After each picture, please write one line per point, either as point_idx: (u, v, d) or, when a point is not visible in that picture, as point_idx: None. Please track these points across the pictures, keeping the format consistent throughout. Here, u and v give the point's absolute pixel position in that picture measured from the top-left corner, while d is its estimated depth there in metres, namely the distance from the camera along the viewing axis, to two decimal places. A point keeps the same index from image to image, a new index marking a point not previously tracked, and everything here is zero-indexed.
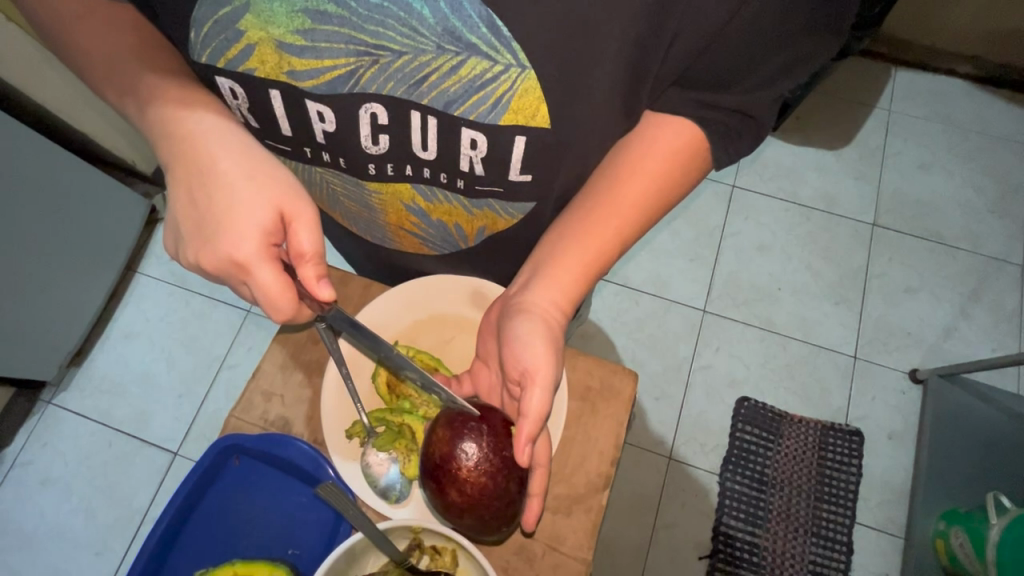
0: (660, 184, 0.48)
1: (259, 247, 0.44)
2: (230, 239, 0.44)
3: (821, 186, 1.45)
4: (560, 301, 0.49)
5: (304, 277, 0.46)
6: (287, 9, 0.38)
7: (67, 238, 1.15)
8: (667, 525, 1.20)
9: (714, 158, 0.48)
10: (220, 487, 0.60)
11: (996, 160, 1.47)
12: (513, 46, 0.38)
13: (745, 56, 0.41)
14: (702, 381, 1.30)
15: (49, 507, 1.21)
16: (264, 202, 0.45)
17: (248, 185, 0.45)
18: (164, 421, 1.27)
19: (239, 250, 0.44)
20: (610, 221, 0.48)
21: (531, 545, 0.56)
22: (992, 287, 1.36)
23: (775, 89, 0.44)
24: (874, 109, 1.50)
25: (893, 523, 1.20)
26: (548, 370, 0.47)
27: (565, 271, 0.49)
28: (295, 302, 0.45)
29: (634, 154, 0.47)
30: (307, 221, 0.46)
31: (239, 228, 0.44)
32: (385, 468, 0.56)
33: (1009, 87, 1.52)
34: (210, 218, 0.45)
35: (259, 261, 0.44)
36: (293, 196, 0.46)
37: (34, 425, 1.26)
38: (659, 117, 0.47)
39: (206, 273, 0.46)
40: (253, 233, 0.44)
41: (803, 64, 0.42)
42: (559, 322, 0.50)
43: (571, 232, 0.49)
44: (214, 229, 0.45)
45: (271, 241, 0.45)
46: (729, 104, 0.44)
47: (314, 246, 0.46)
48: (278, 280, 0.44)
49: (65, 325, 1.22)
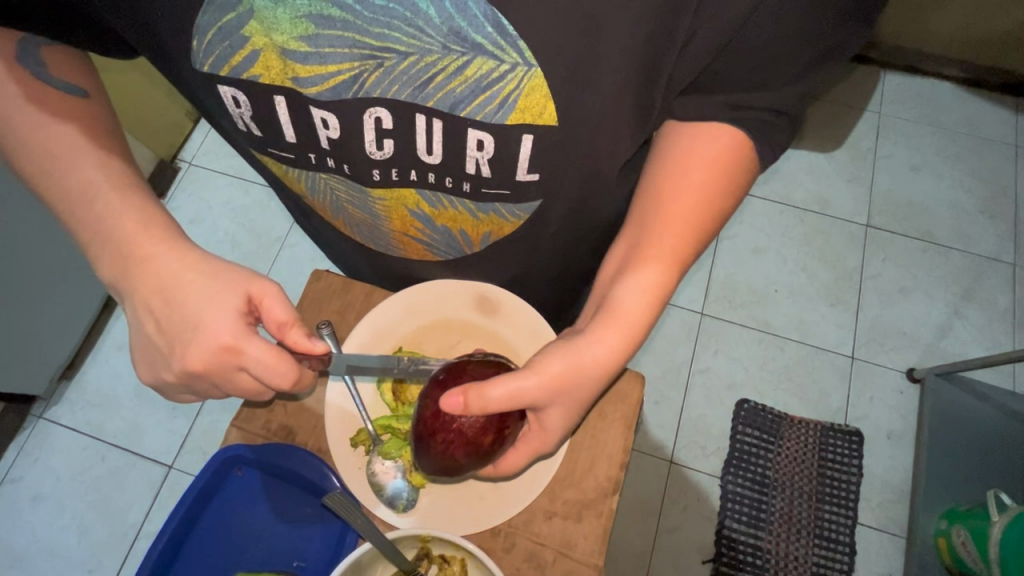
0: (722, 179, 0.46)
1: (242, 325, 0.44)
2: (209, 332, 0.44)
3: (815, 189, 1.46)
4: (603, 354, 0.45)
5: (292, 342, 0.46)
6: (291, 15, 0.37)
7: (57, 250, 1.14)
8: (670, 529, 1.19)
9: (759, 157, 0.46)
10: (224, 498, 0.59)
11: (985, 161, 1.49)
12: (519, 45, 0.38)
13: (774, 53, 0.41)
14: (701, 384, 1.30)
15: (39, 524, 1.19)
16: (231, 289, 0.45)
17: (213, 282, 0.45)
18: (158, 434, 1.25)
19: (223, 334, 0.44)
20: (674, 229, 0.46)
21: (541, 552, 0.55)
22: (986, 287, 1.38)
23: (805, 81, 0.43)
24: (864, 112, 1.52)
25: (895, 524, 1.20)
26: (541, 390, 0.44)
27: (625, 312, 0.45)
28: (293, 364, 0.46)
29: (672, 171, 0.46)
30: (275, 294, 0.47)
31: (216, 316, 0.44)
32: (391, 477, 0.56)
33: (996, 90, 1.55)
34: (177, 324, 0.44)
35: (246, 338, 0.44)
36: (254, 278, 0.47)
37: (25, 440, 1.24)
38: (690, 127, 0.46)
39: (193, 375, 0.44)
40: (232, 315, 0.44)
41: (833, 55, 0.42)
42: (590, 377, 0.45)
43: (632, 253, 0.47)
44: (186, 329, 0.44)
45: (248, 320, 0.45)
46: (764, 103, 0.44)
47: (290, 313, 0.47)
48: (271, 349, 0.45)
49: (55, 338, 1.20)
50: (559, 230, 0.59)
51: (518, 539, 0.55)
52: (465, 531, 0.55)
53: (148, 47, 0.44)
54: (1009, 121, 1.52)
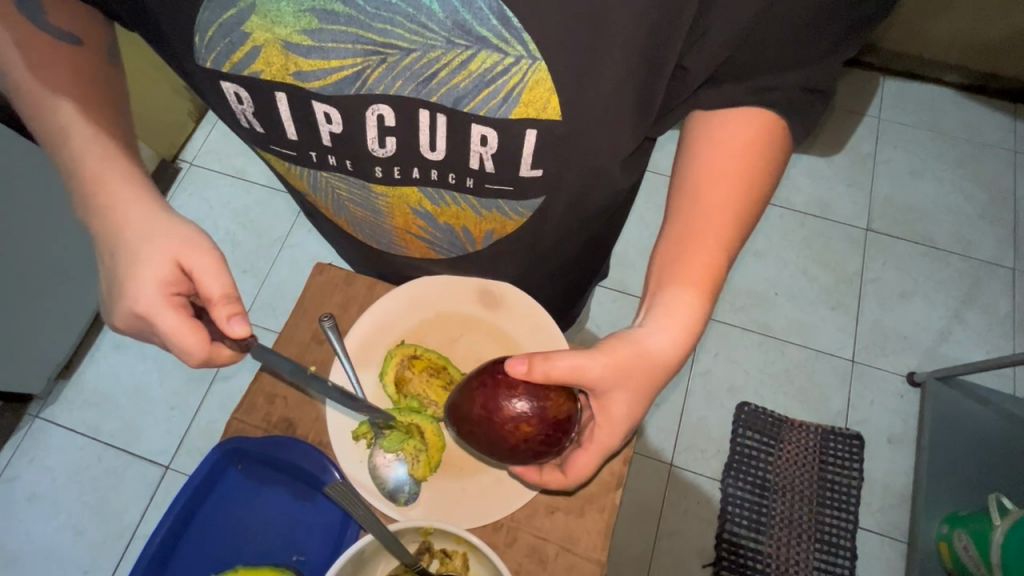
0: (752, 181, 0.46)
1: (160, 295, 0.45)
2: (131, 294, 0.45)
3: (815, 193, 1.46)
4: (665, 347, 0.45)
5: (214, 318, 0.46)
6: (294, 9, 0.38)
7: (55, 249, 1.14)
8: (669, 533, 1.19)
9: (792, 135, 0.46)
10: (222, 492, 0.58)
11: (984, 166, 1.49)
12: (523, 38, 0.38)
13: (802, 32, 0.40)
14: (701, 387, 1.30)
15: (34, 524, 1.18)
16: (159, 253, 0.46)
17: (149, 242, 0.46)
18: (155, 433, 1.24)
19: (142, 300, 0.45)
20: (716, 233, 0.46)
21: (543, 547, 0.55)
22: (985, 291, 1.38)
23: (834, 56, 0.43)
24: (863, 117, 1.53)
25: (895, 528, 1.20)
26: (600, 369, 0.45)
27: (683, 307, 0.45)
28: (203, 341, 0.45)
29: (704, 164, 0.46)
30: (207, 267, 0.47)
31: (140, 280, 0.45)
32: (391, 468, 0.55)
33: (994, 96, 1.55)
34: (117, 279, 0.47)
35: (161, 309, 0.45)
36: (192, 244, 0.47)
37: (20, 440, 1.23)
38: (715, 116, 0.46)
39: (128, 326, 0.47)
40: (151, 283, 0.45)
41: (859, 27, 0.41)
42: (654, 365, 0.46)
43: (669, 257, 0.47)
44: (120, 287, 0.46)
45: (173, 290, 0.46)
46: (795, 82, 0.43)
47: (221, 289, 0.46)
48: (182, 322, 0.45)
49: (53, 337, 1.20)
50: (561, 226, 0.59)
51: (519, 534, 0.55)
52: (465, 524, 0.54)
53: (155, 41, 0.44)
54: (1007, 126, 1.53)
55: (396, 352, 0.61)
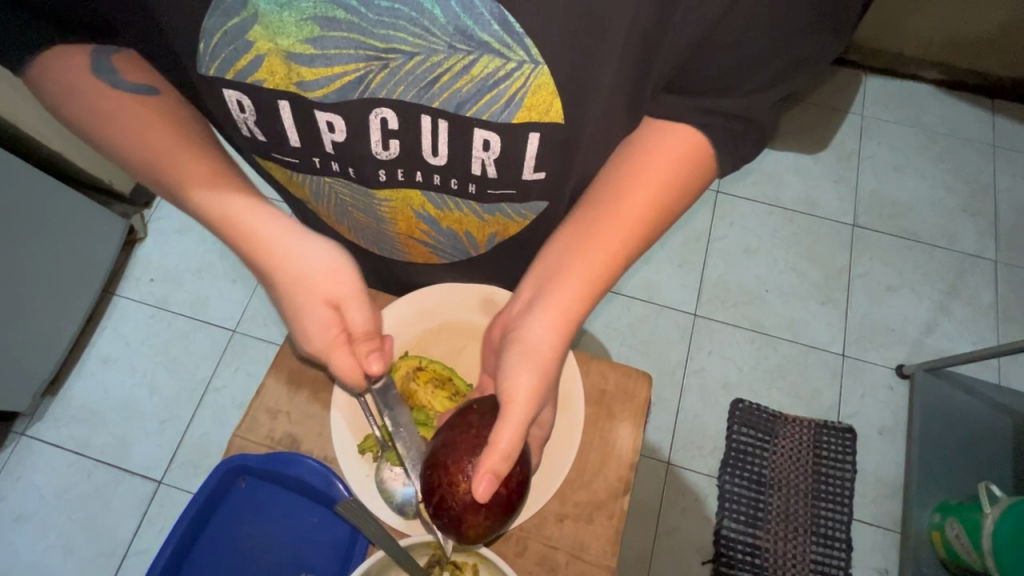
0: (663, 197, 0.47)
1: (327, 340, 0.51)
2: (306, 339, 0.52)
3: (802, 190, 1.48)
4: (548, 341, 0.47)
5: (360, 352, 0.52)
6: (296, 18, 0.37)
7: (40, 263, 1.11)
8: (669, 531, 1.20)
9: (720, 164, 0.47)
10: (226, 511, 0.58)
11: (965, 161, 1.52)
12: (526, 43, 0.38)
13: (748, 57, 0.41)
14: (696, 385, 1.31)
15: (23, 545, 1.15)
16: (313, 299, 0.50)
17: (302, 289, 0.50)
18: (146, 448, 1.22)
19: (315, 343, 0.52)
20: (611, 239, 0.47)
21: (554, 555, 0.55)
22: (969, 283, 1.41)
23: (775, 91, 0.43)
24: (847, 115, 1.56)
25: (889, 518, 1.22)
26: (524, 408, 0.45)
27: (571, 301, 0.47)
28: (358, 371, 0.51)
29: (630, 166, 0.47)
30: (354, 302, 0.51)
31: (307, 327, 0.51)
32: (400, 482, 0.55)
33: (972, 91, 1.58)
34: (285, 315, 0.52)
35: (332, 351, 0.51)
36: (334, 283, 0.51)
37: (7, 458, 1.20)
38: (661, 124, 0.46)
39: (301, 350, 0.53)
40: (317, 332, 0.51)
41: (798, 67, 0.42)
42: (556, 361, 0.48)
43: (565, 255, 0.48)
44: (290, 323, 0.52)
45: (337, 329, 0.51)
46: (732, 109, 0.44)
47: (366, 324, 0.51)
48: (347, 361, 0.51)
49: (40, 353, 1.17)
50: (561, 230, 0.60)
51: (530, 543, 0.55)
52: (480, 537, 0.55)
53: (154, 49, 0.43)
54: (986, 121, 1.56)
55: (400, 364, 0.61)
